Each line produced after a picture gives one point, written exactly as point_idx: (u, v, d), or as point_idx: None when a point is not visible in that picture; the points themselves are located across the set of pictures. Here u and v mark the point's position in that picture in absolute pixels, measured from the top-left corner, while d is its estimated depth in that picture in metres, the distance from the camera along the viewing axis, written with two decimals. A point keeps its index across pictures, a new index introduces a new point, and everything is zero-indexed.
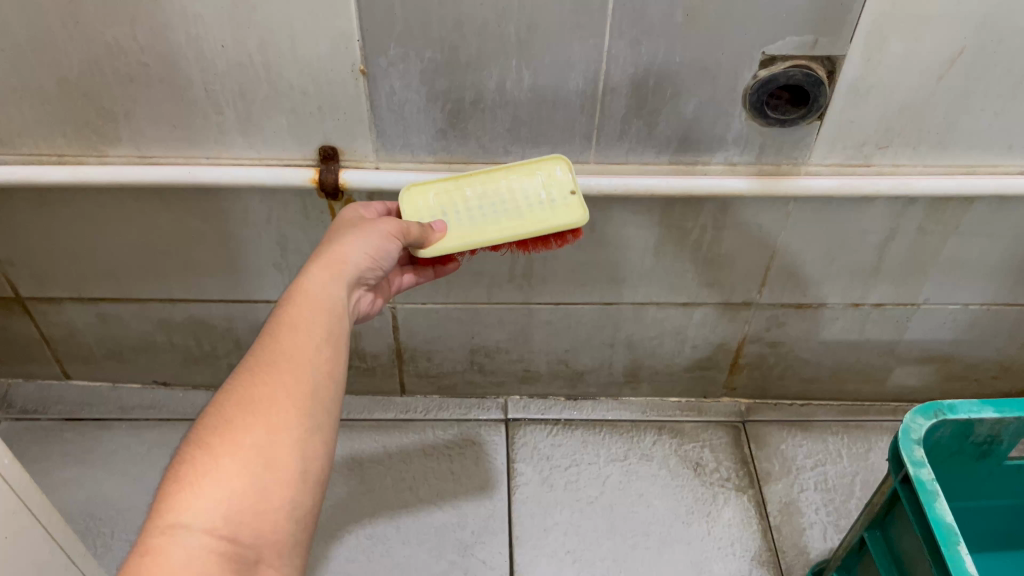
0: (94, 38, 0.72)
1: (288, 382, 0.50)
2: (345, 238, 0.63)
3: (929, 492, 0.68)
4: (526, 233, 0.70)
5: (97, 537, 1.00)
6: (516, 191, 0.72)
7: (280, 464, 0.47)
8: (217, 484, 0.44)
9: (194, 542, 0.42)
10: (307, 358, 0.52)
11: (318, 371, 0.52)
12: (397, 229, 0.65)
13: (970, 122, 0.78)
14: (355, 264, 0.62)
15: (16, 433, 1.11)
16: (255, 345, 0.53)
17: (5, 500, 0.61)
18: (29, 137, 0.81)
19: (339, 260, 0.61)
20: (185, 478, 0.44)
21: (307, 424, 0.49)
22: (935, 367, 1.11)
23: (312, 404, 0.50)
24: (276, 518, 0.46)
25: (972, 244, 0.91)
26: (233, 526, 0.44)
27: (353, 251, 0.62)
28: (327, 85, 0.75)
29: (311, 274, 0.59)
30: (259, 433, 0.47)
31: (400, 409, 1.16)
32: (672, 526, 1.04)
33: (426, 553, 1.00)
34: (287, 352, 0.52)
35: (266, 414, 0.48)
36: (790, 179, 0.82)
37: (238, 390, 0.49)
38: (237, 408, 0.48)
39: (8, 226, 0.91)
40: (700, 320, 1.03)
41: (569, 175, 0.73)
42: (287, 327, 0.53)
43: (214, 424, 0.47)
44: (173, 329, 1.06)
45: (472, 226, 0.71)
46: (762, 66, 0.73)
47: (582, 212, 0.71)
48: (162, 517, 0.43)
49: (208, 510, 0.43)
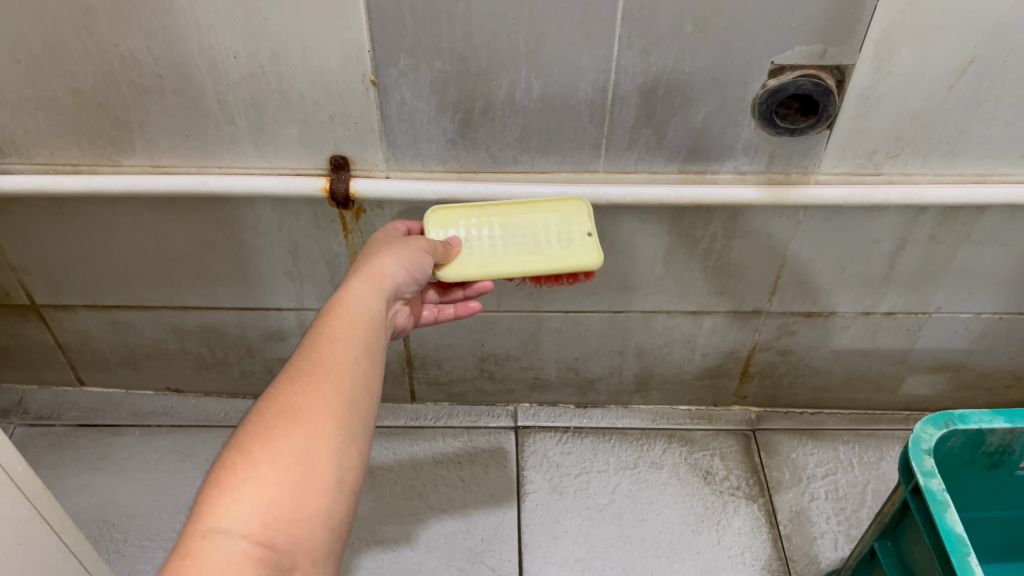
0: (108, 50, 0.73)
1: (327, 391, 0.51)
2: (383, 252, 0.65)
3: (939, 502, 0.67)
4: (543, 268, 0.74)
5: (109, 542, 1.00)
6: (535, 227, 0.77)
7: (318, 472, 0.47)
8: (256, 490, 0.45)
9: (232, 546, 0.43)
10: (345, 369, 0.53)
11: (355, 382, 0.52)
12: (428, 247, 0.69)
13: (981, 131, 0.78)
14: (394, 277, 0.63)
15: (31, 439, 1.12)
16: (295, 353, 0.54)
17: (19, 507, 0.61)
18: (45, 147, 0.82)
19: (379, 272, 0.62)
20: (225, 483, 0.45)
21: (344, 434, 0.50)
22: (947, 376, 1.10)
23: (349, 414, 0.51)
24: (312, 526, 0.46)
25: (984, 253, 0.91)
26: (270, 532, 0.44)
27: (393, 264, 0.63)
28: (339, 95, 0.76)
29: (353, 286, 0.60)
30: (299, 441, 0.47)
31: (410, 416, 1.17)
32: (682, 534, 1.04)
33: (436, 560, 1.00)
34: (327, 363, 0.52)
35: (306, 422, 0.48)
36: (800, 187, 0.82)
37: (279, 398, 0.50)
38: (278, 416, 0.48)
39: (24, 235, 0.92)
40: (710, 328, 1.03)
41: (586, 217, 0.77)
42: (327, 338, 0.54)
43: (254, 431, 0.47)
44: (185, 336, 1.06)
45: (492, 256, 0.75)
46: (771, 74, 0.73)
47: (597, 255, 0.75)
48: (202, 521, 0.43)
49: (246, 515, 0.44)
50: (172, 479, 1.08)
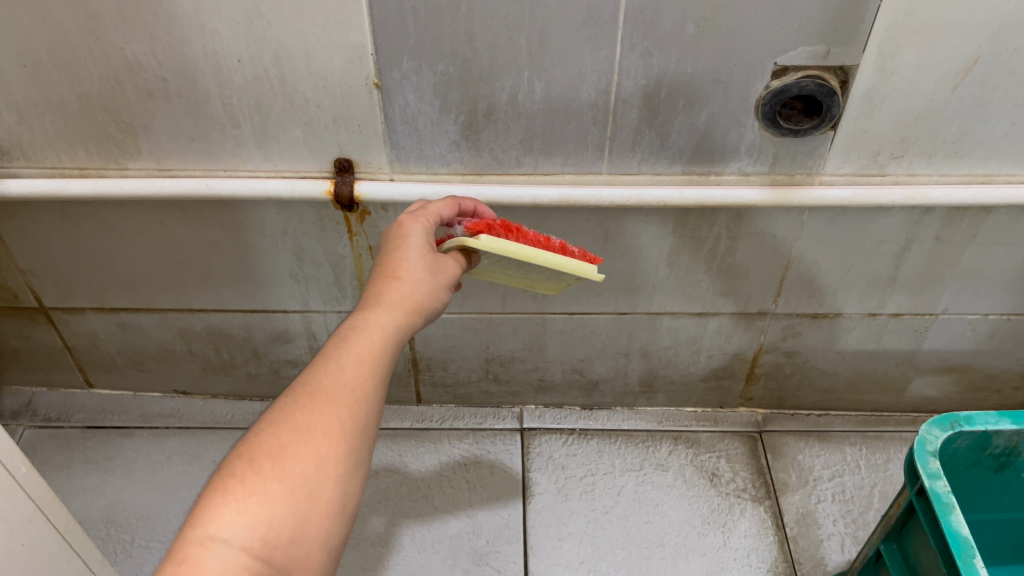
0: (114, 54, 0.73)
1: (344, 418, 0.50)
2: (421, 278, 0.58)
3: (945, 504, 0.67)
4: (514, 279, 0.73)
5: (117, 543, 1.01)
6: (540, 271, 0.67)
7: (323, 495, 0.47)
8: (260, 505, 0.45)
9: (229, 557, 0.43)
10: (364, 398, 0.51)
11: (371, 411, 0.52)
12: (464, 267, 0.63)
13: (987, 131, 0.78)
14: (428, 312, 0.58)
15: (40, 441, 1.12)
16: (316, 367, 0.52)
17: (22, 508, 0.61)
18: (52, 151, 0.82)
19: (419, 304, 0.57)
20: (231, 493, 0.45)
21: (354, 461, 0.49)
22: (955, 377, 1.10)
23: (361, 442, 0.50)
24: (310, 547, 0.46)
25: (991, 253, 0.91)
26: (269, 548, 0.45)
27: (432, 299, 0.58)
28: (342, 98, 0.76)
29: (391, 320, 0.55)
30: (310, 463, 0.47)
31: (416, 418, 1.17)
32: (688, 536, 1.04)
33: (441, 562, 1.00)
34: (348, 389, 0.51)
35: (320, 446, 0.48)
36: (803, 188, 0.82)
37: (295, 414, 0.49)
38: (292, 433, 0.48)
39: (32, 238, 0.93)
40: (715, 330, 1.03)
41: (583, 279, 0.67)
42: (352, 362, 0.52)
43: (268, 445, 0.47)
44: (192, 338, 1.07)
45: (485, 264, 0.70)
46: (774, 75, 0.73)
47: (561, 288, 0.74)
48: (203, 528, 0.43)
49: (247, 528, 0.44)
50: (179, 480, 1.08)
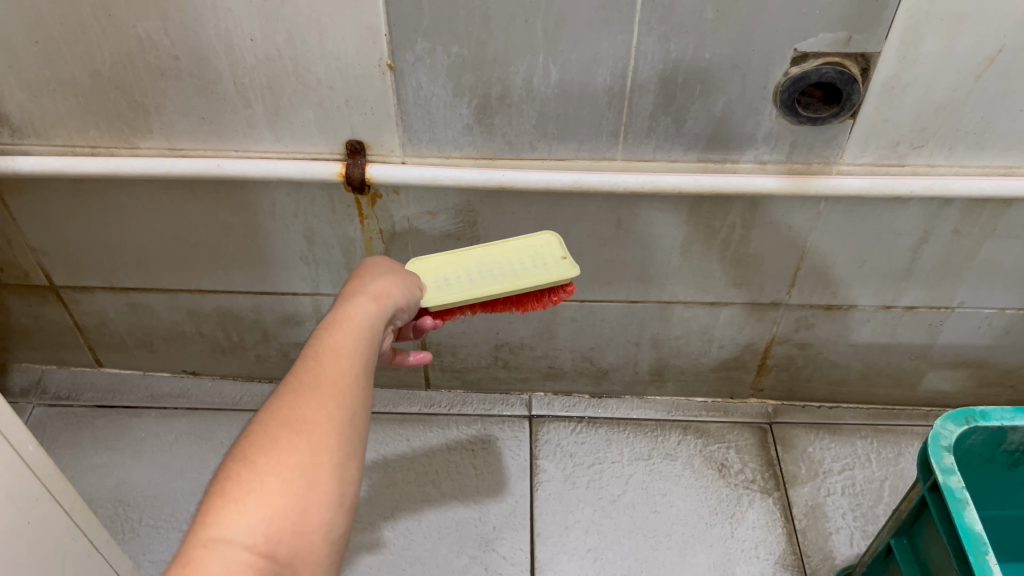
0: (126, 32, 0.72)
1: (331, 406, 0.50)
2: (383, 276, 0.64)
3: (958, 500, 0.66)
4: (528, 283, 0.71)
5: (126, 522, 1.02)
6: (515, 258, 0.74)
7: (321, 485, 0.47)
8: (259, 502, 0.44)
9: (234, 557, 0.42)
10: (348, 384, 0.52)
11: (358, 399, 0.52)
12: (423, 285, 0.69)
13: (1011, 122, 0.76)
14: (395, 302, 0.62)
15: (50, 418, 1.13)
16: (296, 364, 0.52)
17: (28, 487, 0.61)
18: (64, 129, 0.82)
19: (384, 294, 0.61)
20: (229, 494, 0.44)
21: (346, 451, 0.49)
22: (969, 372, 1.08)
23: (351, 430, 0.50)
24: (313, 539, 0.45)
25: (1010, 247, 0.89)
26: (272, 544, 0.44)
27: (395, 288, 0.63)
28: (355, 80, 0.75)
29: (358, 301, 0.59)
30: (303, 455, 0.47)
31: (424, 403, 1.17)
32: (696, 526, 1.03)
33: (447, 547, 1.01)
34: (332, 376, 0.51)
35: (310, 435, 0.48)
36: (820, 178, 0.81)
37: (281, 409, 0.49)
38: (282, 428, 0.47)
39: (43, 216, 0.93)
40: (727, 320, 1.02)
41: (555, 244, 0.76)
42: (329, 353, 0.53)
43: (258, 442, 0.47)
44: (201, 319, 1.07)
45: (473, 283, 0.71)
46: (793, 62, 0.72)
47: (571, 268, 0.72)
48: (205, 530, 0.42)
49: (248, 527, 0.43)
50: (188, 461, 1.09)
